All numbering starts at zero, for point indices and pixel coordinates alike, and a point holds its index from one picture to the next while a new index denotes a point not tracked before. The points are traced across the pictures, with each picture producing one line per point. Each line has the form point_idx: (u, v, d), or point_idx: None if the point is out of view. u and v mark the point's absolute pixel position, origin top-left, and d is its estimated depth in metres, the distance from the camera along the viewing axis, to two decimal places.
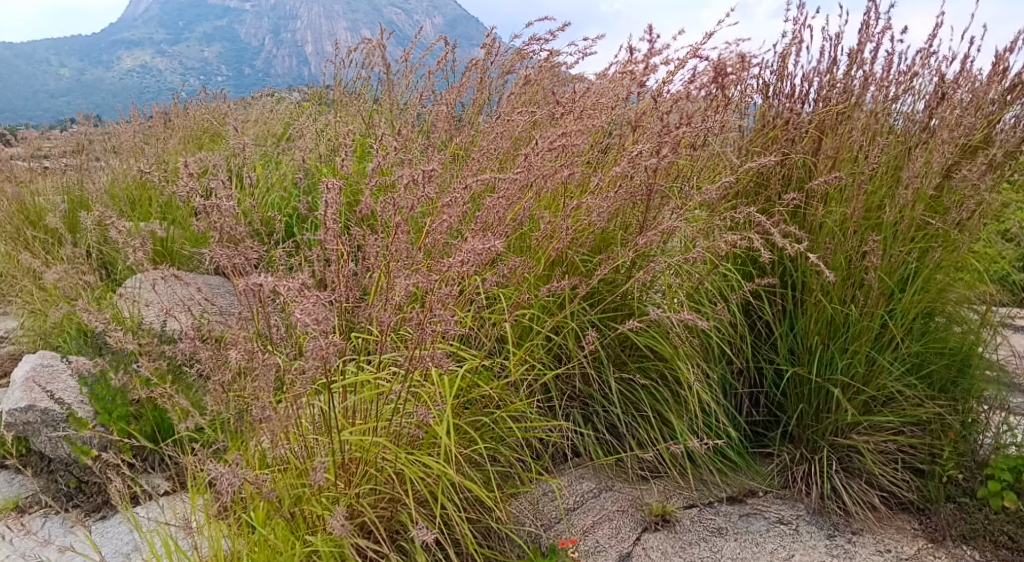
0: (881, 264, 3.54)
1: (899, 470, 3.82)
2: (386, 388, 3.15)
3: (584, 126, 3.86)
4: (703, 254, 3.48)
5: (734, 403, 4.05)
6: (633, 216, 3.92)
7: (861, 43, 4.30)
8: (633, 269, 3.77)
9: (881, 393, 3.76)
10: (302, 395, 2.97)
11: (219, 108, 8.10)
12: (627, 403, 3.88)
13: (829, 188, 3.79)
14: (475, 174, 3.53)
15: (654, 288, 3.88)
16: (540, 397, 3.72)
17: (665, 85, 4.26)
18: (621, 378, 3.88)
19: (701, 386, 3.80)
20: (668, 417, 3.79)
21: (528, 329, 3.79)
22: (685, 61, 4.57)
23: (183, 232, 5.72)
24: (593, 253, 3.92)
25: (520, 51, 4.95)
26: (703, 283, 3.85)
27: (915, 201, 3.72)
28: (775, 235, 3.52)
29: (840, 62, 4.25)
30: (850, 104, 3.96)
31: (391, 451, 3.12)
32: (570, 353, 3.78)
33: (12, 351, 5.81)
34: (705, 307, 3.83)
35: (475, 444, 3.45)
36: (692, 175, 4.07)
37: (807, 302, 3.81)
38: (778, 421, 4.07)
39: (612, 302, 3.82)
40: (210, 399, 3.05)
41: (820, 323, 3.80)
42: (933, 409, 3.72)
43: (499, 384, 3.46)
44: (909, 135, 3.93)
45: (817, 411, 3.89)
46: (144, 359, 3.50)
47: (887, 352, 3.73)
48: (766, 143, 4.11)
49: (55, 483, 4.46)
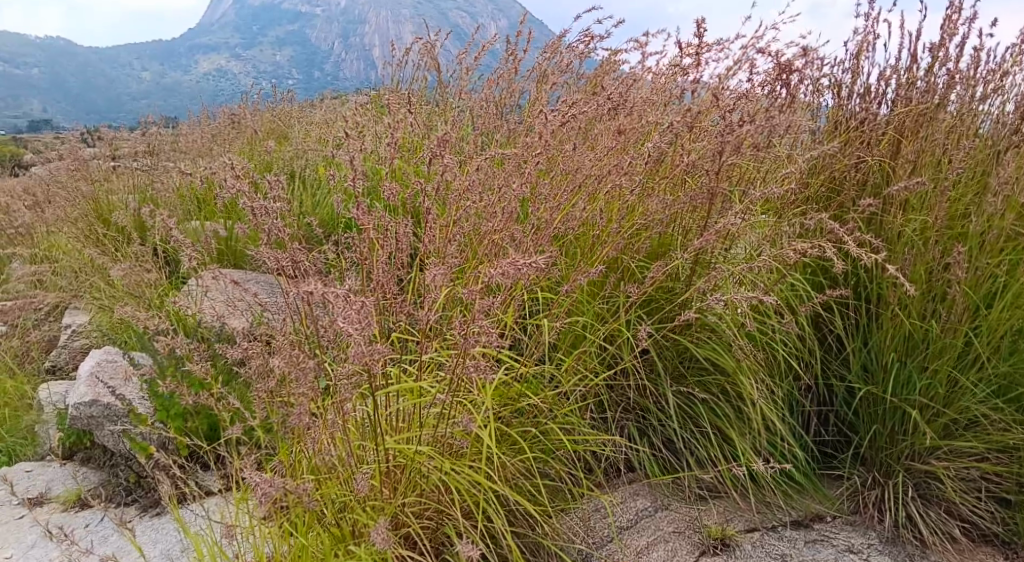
0: (967, 276, 3.28)
1: (983, 500, 3.54)
2: (434, 396, 3.05)
3: (642, 127, 3.69)
4: (770, 262, 3.27)
5: (801, 421, 3.83)
6: (693, 220, 3.61)
7: (945, 38, 4.01)
8: (693, 277, 3.54)
9: (963, 416, 3.49)
10: (349, 401, 2.91)
11: (284, 109, 8.21)
12: (685, 418, 3.70)
13: (909, 195, 3.53)
14: (527, 176, 3.41)
15: (715, 298, 3.62)
16: (593, 409, 3.57)
17: (731, 83, 4.07)
18: (678, 391, 3.70)
19: (765, 403, 3.60)
20: (729, 434, 3.60)
21: (580, 337, 3.58)
22: (752, 58, 4.37)
23: (243, 232, 5.75)
24: (649, 259, 3.64)
25: (580, 52, 4.86)
26: (769, 293, 3.59)
27: (1005, 209, 3.43)
28: (848, 242, 3.24)
29: (921, 58, 3.97)
30: (934, 104, 3.69)
31: (438, 461, 3.02)
32: (624, 364, 3.59)
33: (82, 346, 5.96)
34: (771, 319, 3.62)
35: (525, 457, 3.33)
36: (758, 178, 3.87)
37: (883, 316, 3.58)
38: (848, 442, 3.83)
39: (671, 311, 3.59)
40: (256, 402, 2.99)
41: (897, 339, 3.55)
42: (1022, 436, 3.43)
43: (550, 395, 3.33)
44: (998, 137, 3.64)
45: (891, 433, 3.64)
46: (197, 358, 3.50)
47: (971, 372, 3.46)
48: (839, 145, 3.87)
49: (117, 477, 4.52)
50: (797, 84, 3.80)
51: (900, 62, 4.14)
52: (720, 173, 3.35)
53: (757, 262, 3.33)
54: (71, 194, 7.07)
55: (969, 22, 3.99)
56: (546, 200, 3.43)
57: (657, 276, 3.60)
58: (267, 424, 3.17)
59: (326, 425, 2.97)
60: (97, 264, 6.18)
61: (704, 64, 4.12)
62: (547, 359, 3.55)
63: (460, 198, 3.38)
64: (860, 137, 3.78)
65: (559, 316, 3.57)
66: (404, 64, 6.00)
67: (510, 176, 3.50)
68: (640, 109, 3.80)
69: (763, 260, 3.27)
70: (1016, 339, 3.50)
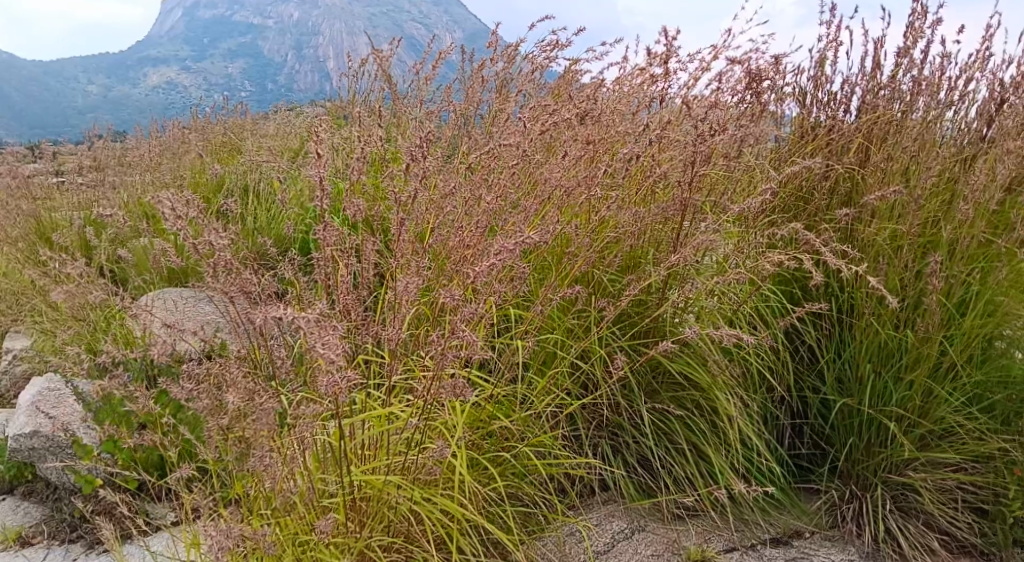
0: (943, 286, 3.23)
1: (960, 511, 3.49)
2: (400, 422, 2.89)
3: (610, 137, 3.59)
4: (746, 274, 3.19)
5: (776, 435, 3.76)
6: (664, 232, 3.52)
7: (907, 45, 4.01)
8: (666, 290, 3.45)
9: (939, 426, 3.45)
10: (309, 430, 2.73)
11: (236, 122, 7.97)
12: (660, 435, 3.60)
13: (880, 203, 3.49)
14: (494, 188, 3.28)
15: (688, 311, 3.53)
16: (566, 429, 3.44)
17: (697, 92, 4.00)
18: (652, 408, 3.59)
19: (741, 417, 3.51)
20: (706, 450, 3.51)
21: (552, 355, 3.46)
22: (716, 67, 4.33)
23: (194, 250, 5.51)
24: (620, 273, 3.54)
25: (541, 62, 4.77)
26: (743, 305, 3.51)
27: (975, 217, 3.41)
28: (824, 252, 3.17)
29: (885, 66, 3.96)
30: (901, 110, 3.66)
31: (406, 491, 2.85)
32: (597, 381, 3.46)
33: (23, 373, 5.64)
34: (746, 332, 3.53)
35: (497, 482, 3.18)
36: (728, 188, 3.80)
37: (857, 326, 3.53)
38: (823, 455, 3.76)
39: (643, 325, 3.49)
40: (211, 434, 2.79)
41: (872, 349, 3.50)
42: (998, 445, 3.40)
43: (522, 417, 3.19)
44: (965, 144, 3.63)
45: (867, 445, 3.59)
46: (145, 387, 3.28)
47: (946, 382, 3.42)
48: (808, 153, 3.82)
49: (61, 512, 4.21)
50: (764, 92, 3.75)
51: (863, 71, 4.13)
52: (693, 184, 3.26)
53: (733, 275, 3.25)
54: (10, 213, 6.72)
55: (931, 30, 3.99)
56: (514, 213, 3.31)
57: (629, 289, 3.49)
58: (221, 457, 2.96)
59: (285, 457, 2.79)
60: (39, 285, 5.85)
61: (669, 73, 4.05)
62: (517, 379, 3.41)
63: (425, 213, 3.23)
64: (829, 144, 3.74)
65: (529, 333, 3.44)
66: (360, 75, 5.84)
67: (477, 189, 3.37)
68: (608, 119, 3.71)
69: (739, 272, 3.19)
70: (988, 346, 3.47)
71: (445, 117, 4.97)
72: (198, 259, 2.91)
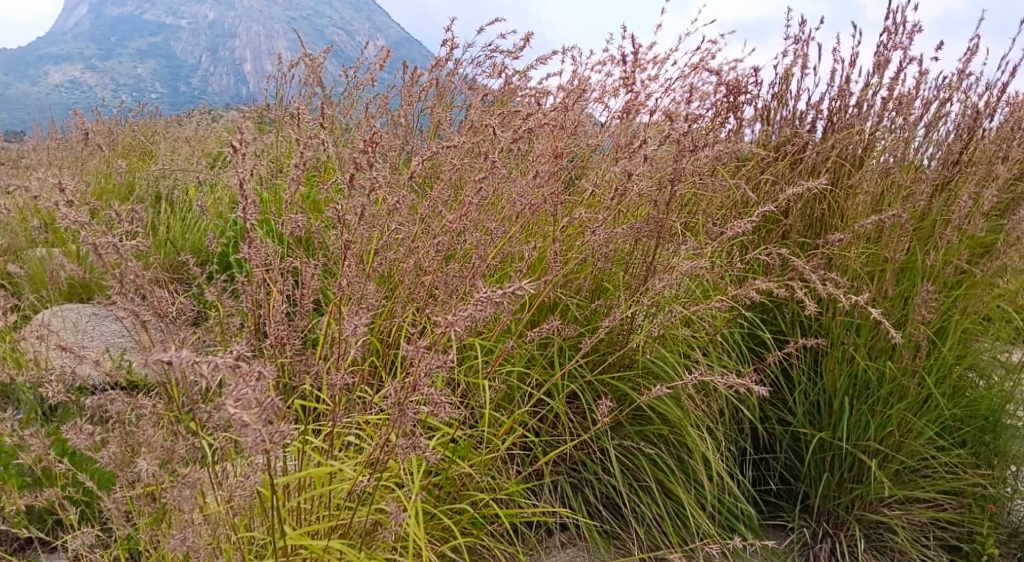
0: (930, 316, 3.06)
1: (934, 549, 3.34)
2: (345, 472, 2.50)
3: (575, 150, 3.30)
4: (729, 303, 2.95)
5: (743, 469, 3.53)
6: (636, 254, 3.27)
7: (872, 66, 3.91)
8: (638, 318, 3.19)
9: (913, 460, 3.30)
10: (237, 489, 2.29)
11: (150, 124, 7.36)
12: (624, 472, 3.32)
13: (859, 226, 3.31)
14: (455, 210, 2.93)
15: (659, 341, 3.29)
16: (526, 470, 3.12)
17: (661, 106, 3.80)
18: (617, 443, 3.32)
19: (711, 453, 3.26)
20: (674, 490, 3.25)
21: (513, 390, 3.14)
22: (678, 84, 4.15)
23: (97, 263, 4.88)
24: (587, 298, 3.28)
25: (488, 72, 4.54)
26: (717, 334, 3.29)
27: (954, 243, 3.27)
28: (814, 280, 2.94)
29: (852, 85, 3.84)
30: (874, 131, 3.52)
31: (351, 554, 2.44)
32: (561, 417, 3.17)
33: None
34: (719, 362, 3.31)
35: (454, 533, 2.81)
36: (697, 208, 3.58)
37: (833, 357, 3.35)
38: (790, 489, 3.57)
39: (612, 356, 3.22)
40: (117, 494, 2.32)
41: (848, 379, 3.32)
42: (972, 480, 3.27)
43: (482, 459, 2.83)
44: (938, 168, 3.50)
45: (840, 480, 3.41)
46: (37, 431, 2.75)
47: (923, 415, 3.28)
48: (777, 174, 3.65)
49: None
50: (733, 111, 3.55)
51: (829, 88, 4.01)
52: (670, 203, 2.99)
53: (714, 302, 2.99)
54: None
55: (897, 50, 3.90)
56: (476, 234, 2.97)
57: (597, 317, 3.21)
58: (129, 517, 2.49)
59: (209, 520, 2.34)
60: None
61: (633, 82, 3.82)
62: (473, 415, 3.06)
63: (376, 232, 2.86)
64: (800, 165, 3.57)
65: (487, 364, 3.11)
66: (290, 78, 5.42)
67: (433, 203, 3.01)
68: (573, 132, 3.43)
69: (723, 301, 2.93)
70: (961, 376, 3.36)
71: (385, 128, 4.68)
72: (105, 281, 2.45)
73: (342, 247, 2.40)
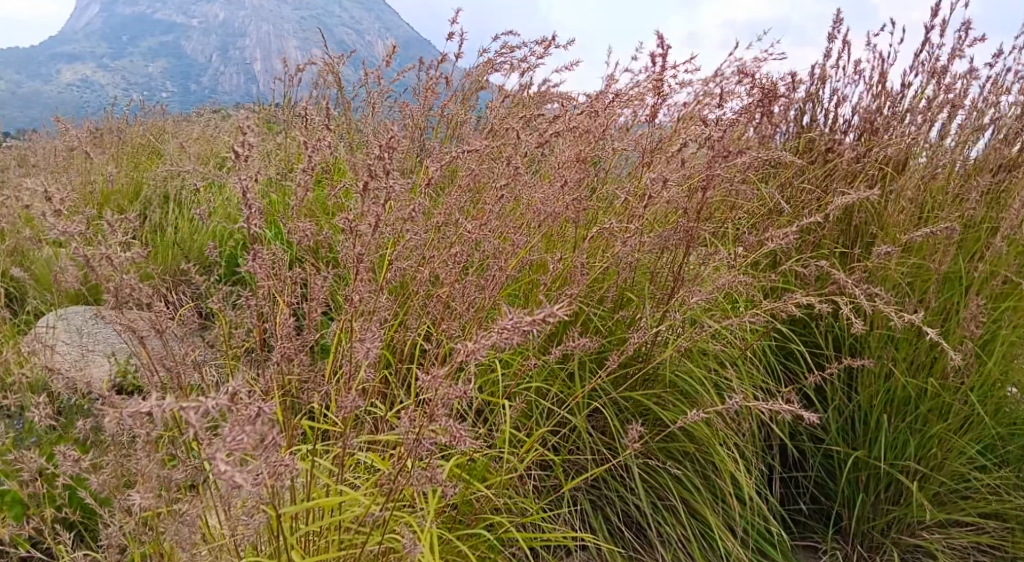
0: (978, 330, 2.90)
1: None
2: (356, 497, 2.34)
3: (600, 155, 3.15)
4: (764, 318, 2.79)
5: (771, 487, 3.36)
6: (664, 264, 3.12)
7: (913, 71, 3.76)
8: (666, 332, 3.03)
9: (953, 481, 3.13)
10: (241, 520, 2.13)
11: (158, 124, 7.23)
12: (647, 490, 3.15)
13: (900, 237, 3.14)
14: (475, 220, 2.78)
15: (687, 355, 3.14)
16: (545, 490, 2.95)
17: (688, 108, 3.64)
18: (640, 459, 3.15)
19: (740, 472, 3.10)
20: (701, 510, 3.08)
21: (534, 406, 2.99)
22: (706, 87, 4.00)
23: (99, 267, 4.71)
24: (613, 310, 3.13)
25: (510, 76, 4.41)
26: (749, 349, 3.14)
27: (999, 254, 3.10)
28: (856, 295, 2.77)
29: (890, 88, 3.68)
30: (915, 135, 3.36)
31: None
32: (583, 434, 3.01)
33: None
34: (749, 378, 3.16)
35: (471, 560, 2.64)
36: (728, 215, 3.42)
37: (869, 373, 3.19)
38: (820, 509, 3.39)
39: (638, 371, 3.07)
40: (113, 521, 2.16)
41: (885, 396, 3.16)
42: (1017, 502, 3.09)
43: (502, 481, 2.68)
44: (981, 175, 3.34)
45: (875, 501, 3.24)
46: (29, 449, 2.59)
47: (965, 434, 3.11)
48: (810, 180, 3.49)
49: None
50: (765, 116, 3.41)
51: (864, 92, 3.85)
52: (702, 212, 2.83)
53: (748, 317, 2.83)
54: None
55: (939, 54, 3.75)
56: (497, 243, 2.82)
57: (621, 329, 3.07)
58: (126, 544, 2.32)
59: (212, 551, 2.18)
60: None
61: (660, 84, 3.67)
62: (492, 433, 2.90)
63: (394, 240, 2.72)
64: (834, 172, 3.42)
65: (507, 379, 2.96)
66: (303, 79, 5.29)
67: (450, 211, 2.87)
68: (597, 134, 3.28)
69: (758, 316, 2.77)
70: (1004, 393, 3.19)
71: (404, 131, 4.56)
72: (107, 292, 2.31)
73: (357, 259, 2.25)
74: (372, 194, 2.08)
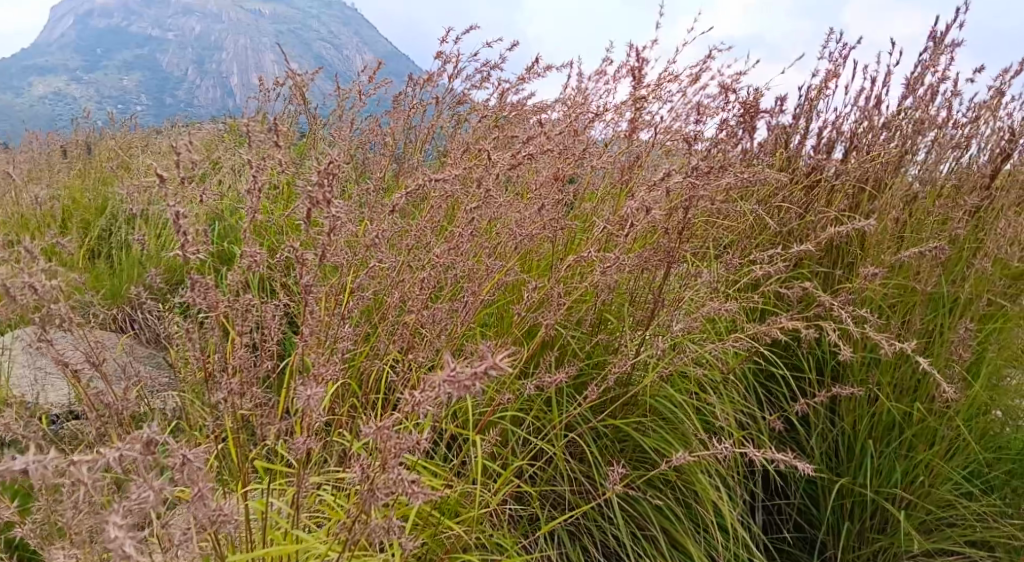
0: (965, 354, 2.83)
1: None
2: (317, 538, 2.19)
3: (578, 173, 3.06)
4: (748, 342, 2.69)
5: (754, 516, 3.24)
6: (643, 286, 3.03)
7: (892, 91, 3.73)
8: (646, 357, 2.93)
9: (940, 509, 3.04)
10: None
11: (123, 138, 7.03)
12: (627, 521, 3.02)
13: (883, 257, 3.08)
14: (448, 242, 2.66)
15: (668, 381, 3.04)
16: (519, 523, 2.81)
17: (667, 126, 3.57)
18: (619, 488, 3.03)
19: (723, 501, 2.98)
20: (683, 542, 2.95)
21: (509, 435, 2.85)
22: (685, 105, 3.93)
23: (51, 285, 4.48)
24: (591, 334, 3.02)
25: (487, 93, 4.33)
26: (731, 374, 3.04)
27: (983, 275, 3.05)
28: (843, 318, 2.69)
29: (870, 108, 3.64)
30: (897, 155, 3.31)
31: None
32: (560, 464, 2.88)
33: None
34: (732, 404, 3.06)
35: None
36: (708, 236, 3.34)
37: (854, 398, 3.10)
38: (805, 538, 3.28)
39: (617, 398, 2.96)
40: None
41: (870, 422, 3.07)
42: (1005, 530, 3.01)
43: (474, 516, 2.53)
44: (963, 195, 3.29)
45: (861, 530, 3.14)
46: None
47: (951, 460, 3.02)
48: (792, 200, 3.42)
49: None
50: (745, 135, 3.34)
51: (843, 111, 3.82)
52: (684, 232, 2.74)
53: (732, 341, 2.74)
54: None
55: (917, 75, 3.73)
56: (471, 265, 2.71)
57: (600, 352, 3.02)
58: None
59: None
60: None
61: (640, 101, 3.59)
62: (464, 464, 2.76)
63: (363, 263, 2.60)
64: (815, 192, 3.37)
65: (481, 407, 2.83)
66: (274, 93, 5.16)
67: (422, 232, 2.76)
68: (575, 152, 3.19)
69: (742, 340, 2.68)
70: (989, 417, 3.13)
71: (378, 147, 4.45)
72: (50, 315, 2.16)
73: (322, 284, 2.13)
74: (338, 216, 1.97)
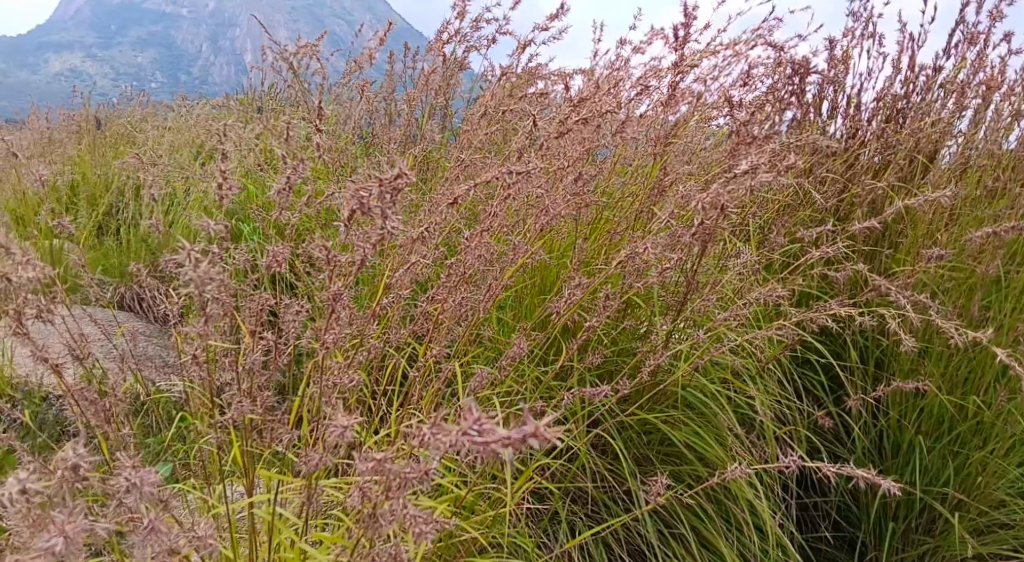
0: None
1: None
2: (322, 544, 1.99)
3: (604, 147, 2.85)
4: (793, 329, 2.49)
5: (790, 514, 3.03)
6: (676, 271, 2.84)
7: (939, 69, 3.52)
8: (678, 345, 2.74)
9: (994, 507, 2.81)
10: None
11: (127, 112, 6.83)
12: (654, 519, 2.81)
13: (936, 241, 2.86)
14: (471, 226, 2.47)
15: (701, 373, 2.85)
16: (539, 521, 2.61)
17: (700, 98, 3.34)
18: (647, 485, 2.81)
19: (761, 500, 2.76)
20: (716, 542, 2.74)
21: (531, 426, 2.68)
22: (716, 77, 3.71)
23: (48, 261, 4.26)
24: (617, 321, 2.86)
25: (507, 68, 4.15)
26: (769, 364, 2.84)
27: None
28: (898, 305, 2.48)
29: (917, 87, 3.44)
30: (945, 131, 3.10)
31: None
32: (585, 460, 2.68)
33: None
34: (769, 397, 2.86)
35: None
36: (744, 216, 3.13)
37: (897, 390, 2.91)
38: (843, 537, 3.07)
39: (647, 390, 2.77)
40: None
41: (916, 417, 2.87)
42: None
43: (493, 517, 2.33)
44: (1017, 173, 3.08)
45: (905, 530, 2.93)
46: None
47: (1008, 455, 2.79)
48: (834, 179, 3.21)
49: None
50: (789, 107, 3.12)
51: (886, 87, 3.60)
52: (724, 210, 2.53)
53: (774, 330, 2.54)
54: None
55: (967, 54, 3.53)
56: (492, 245, 2.52)
57: (628, 340, 2.82)
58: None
59: None
60: None
61: (672, 71, 3.38)
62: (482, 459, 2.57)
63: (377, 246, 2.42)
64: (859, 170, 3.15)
65: (503, 400, 2.65)
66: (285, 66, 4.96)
67: (441, 211, 2.58)
68: (603, 127, 2.98)
69: (785, 328, 2.49)
70: None
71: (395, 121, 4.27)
72: (41, 297, 1.96)
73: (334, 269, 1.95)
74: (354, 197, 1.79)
